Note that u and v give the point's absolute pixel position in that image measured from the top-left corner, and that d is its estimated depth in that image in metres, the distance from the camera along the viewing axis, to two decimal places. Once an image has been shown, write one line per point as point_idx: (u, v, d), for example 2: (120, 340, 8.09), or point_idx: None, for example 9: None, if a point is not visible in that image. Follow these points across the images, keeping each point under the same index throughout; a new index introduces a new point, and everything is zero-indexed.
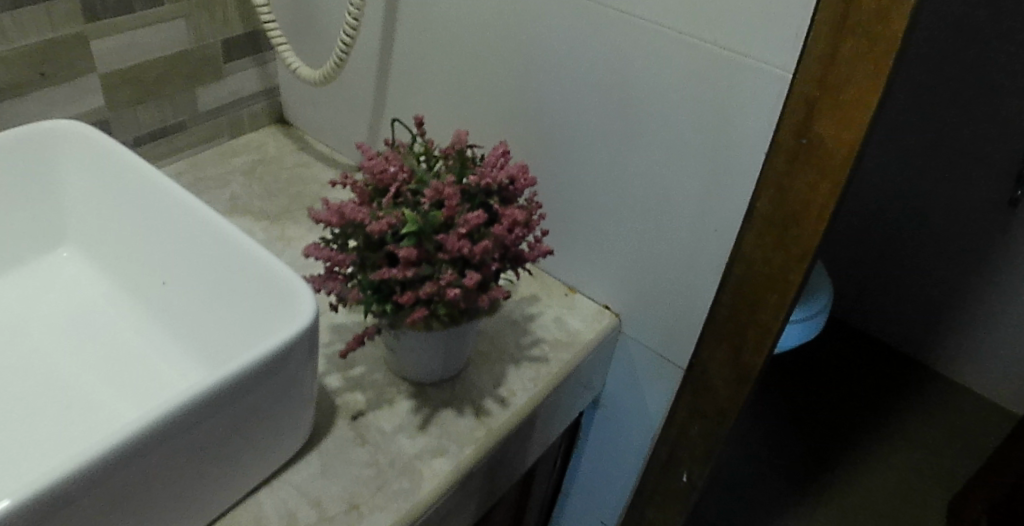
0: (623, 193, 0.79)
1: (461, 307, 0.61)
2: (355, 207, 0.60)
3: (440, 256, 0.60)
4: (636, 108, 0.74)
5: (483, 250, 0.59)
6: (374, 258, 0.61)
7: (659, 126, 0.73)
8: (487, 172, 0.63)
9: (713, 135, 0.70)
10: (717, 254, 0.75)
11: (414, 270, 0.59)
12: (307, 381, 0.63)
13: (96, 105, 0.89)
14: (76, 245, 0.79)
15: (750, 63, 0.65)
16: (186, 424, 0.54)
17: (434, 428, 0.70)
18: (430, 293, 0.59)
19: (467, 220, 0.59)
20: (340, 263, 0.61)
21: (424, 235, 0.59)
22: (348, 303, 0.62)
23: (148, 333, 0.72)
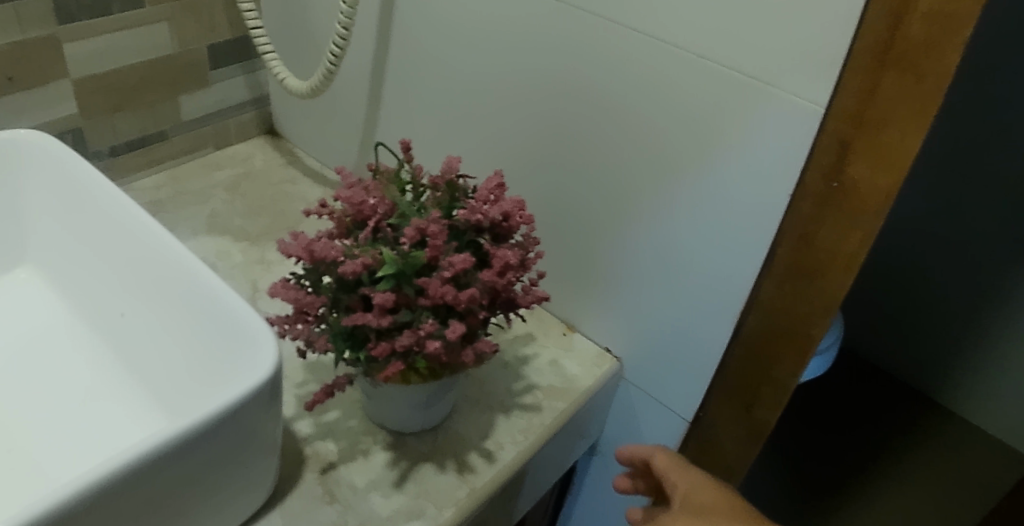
0: (630, 231, 0.73)
1: (443, 360, 0.55)
2: (327, 243, 0.54)
3: (421, 303, 0.54)
4: (647, 140, 0.67)
5: (469, 298, 0.53)
6: (348, 300, 0.55)
7: (673, 161, 0.67)
8: (478, 206, 0.57)
9: (729, 173, 0.64)
10: (731, 301, 0.69)
11: (390, 319, 0.53)
12: (270, 435, 0.57)
13: (68, 113, 0.83)
14: (36, 266, 0.73)
15: (774, 94, 0.59)
16: (124, 491, 0.47)
17: (411, 486, 0.64)
18: (408, 345, 0.53)
19: (453, 263, 0.53)
20: (310, 306, 0.55)
21: (403, 278, 0.53)
22: (316, 351, 0.55)
23: (104, 369, 0.66)
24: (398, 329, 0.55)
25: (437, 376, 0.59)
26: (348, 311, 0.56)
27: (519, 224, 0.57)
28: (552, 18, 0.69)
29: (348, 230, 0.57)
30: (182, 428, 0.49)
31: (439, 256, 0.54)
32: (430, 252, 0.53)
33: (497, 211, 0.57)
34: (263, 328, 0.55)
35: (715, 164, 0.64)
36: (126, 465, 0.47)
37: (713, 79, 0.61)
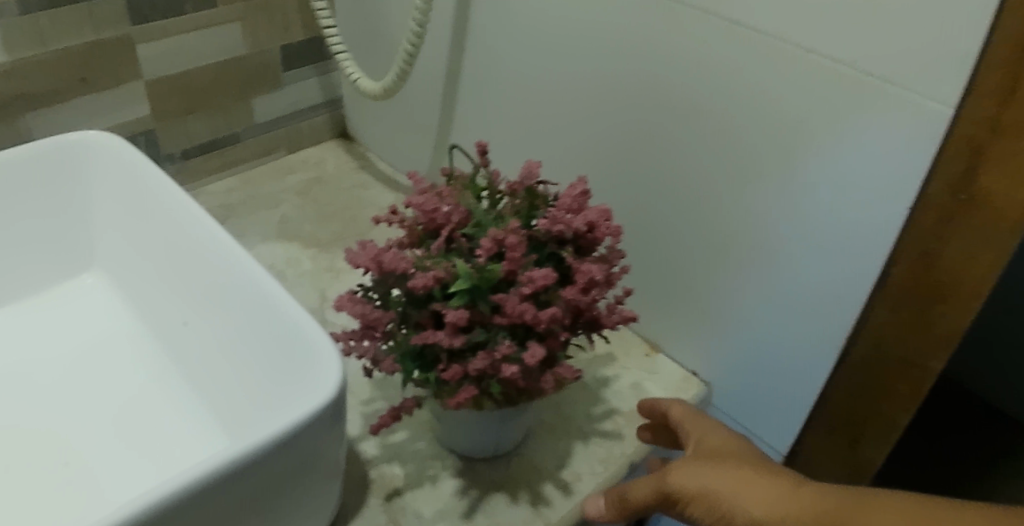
0: (723, 244, 0.66)
1: (519, 386, 0.50)
2: (397, 254, 0.49)
3: (497, 322, 0.49)
4: (745, 145, 0.61)
5: (551, 318, 0.47)
6: (418, 316, 0.50)
7: (773, 170, 0.60)
8: (561, 215, 0.51)
9: (840, 183, 0.57)
10: (839, 324, 0.62)
11: (463, 339, 0.48)
12: (334, 459, 0.53)
13: (141, 115, 0.82)
14: (103, 271, 0.71)
15: (895, 92, 0.51)
16: (176, 516, 0.44)
17: (482, 517, 0.59)
18: (483, 368, 0.48)
19: (533, 279, 0.48)
20: (377, 322, 0.51)
21: (478, 295, 0.49)
22: (383, 371, 0.51)
23: (165, 379, 0.64)
24: (471, 350, 0.50)
25: (513, 403, 0.54)
26: (417, 328, 0.51)
27: (604, 237, 0.52)
28: (640, 11, 0.63)
29: (420, 239, 0.52)
30: (239, 451, 0.45)
31: (517, 271, 0.49)
32: (508, 265, 0.48)
33: (581, 221, 0.51)
34: (326, 345, 0.51)
35: (825, 173, 0.57)
36: (179, 489, 0.43)
37: (823, 76, 0.54)
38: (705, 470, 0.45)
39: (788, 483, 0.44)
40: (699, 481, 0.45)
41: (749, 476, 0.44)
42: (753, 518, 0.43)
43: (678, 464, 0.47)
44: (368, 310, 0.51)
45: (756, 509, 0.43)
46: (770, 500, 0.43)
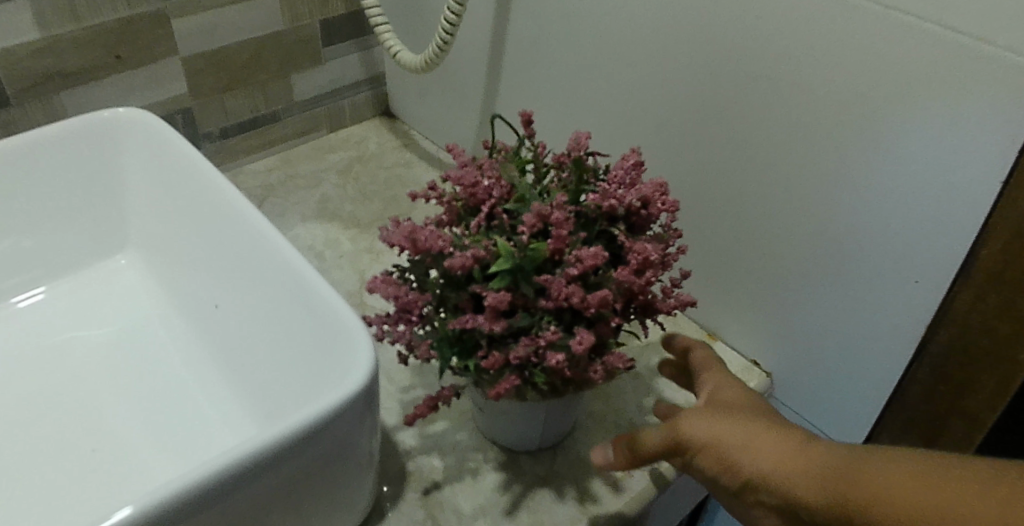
0: (789, 223, 0.61)
1: (565, 376, 0.46)
2: (433, 231, 0.46)
3: (541, 305, 0.45)
4: (817, 115, 0.55)
5: (600, 302, 0.43)
6: (457, 299, 0.46)
7: (847, 141, 0.54)
8: (612, 190, 0.47)
9: (923, 155, 0.51)
10: (919, 313, 0.56)
11: (504, 323, 0.44)
12: (366, 451, 0.50)
13: (178, 93, 0.80)
14: (136, 252, 0.70)
15: (990, 52, 0.46)
16: (197, 512, 0.41)
17: (524, 514, 0.55)
18: (526, 355, 0.44)
19: (581, 258, 0.44)
20: (413, 305, 0.47)
21: (521, 276, 0.44)
22: (418, 358, 0.47)
23: (194, 364, 0.62)
24: (513, 336, 0.46)
25: (559, 393, 0.50)
26: (455, 312, 0.47)
27: (660, 213, 0.47)
28: None
29: (459, 215, 0.49)
30: (263, 442, 0.42)
31: (563, 250, 0.45)
32: (554, 244, 0.44)
33: (634, 196, 0.47)
34: (359, 329, 0.48)
35: (907, 144, 0.51)
36: (198, 482, 0.40)
37: (910, 35, 0.49)
38: (719, 422, 0.42)
39: (798, 439, 0.40)
40: (707, 430, 0.42)
41: (761, 429, 0.41)
42: (755, 471, 0.40)
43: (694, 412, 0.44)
44: (403, 292, 0.47)
45: (763, 461, 0.40)
46: (779, 455, 0.39)
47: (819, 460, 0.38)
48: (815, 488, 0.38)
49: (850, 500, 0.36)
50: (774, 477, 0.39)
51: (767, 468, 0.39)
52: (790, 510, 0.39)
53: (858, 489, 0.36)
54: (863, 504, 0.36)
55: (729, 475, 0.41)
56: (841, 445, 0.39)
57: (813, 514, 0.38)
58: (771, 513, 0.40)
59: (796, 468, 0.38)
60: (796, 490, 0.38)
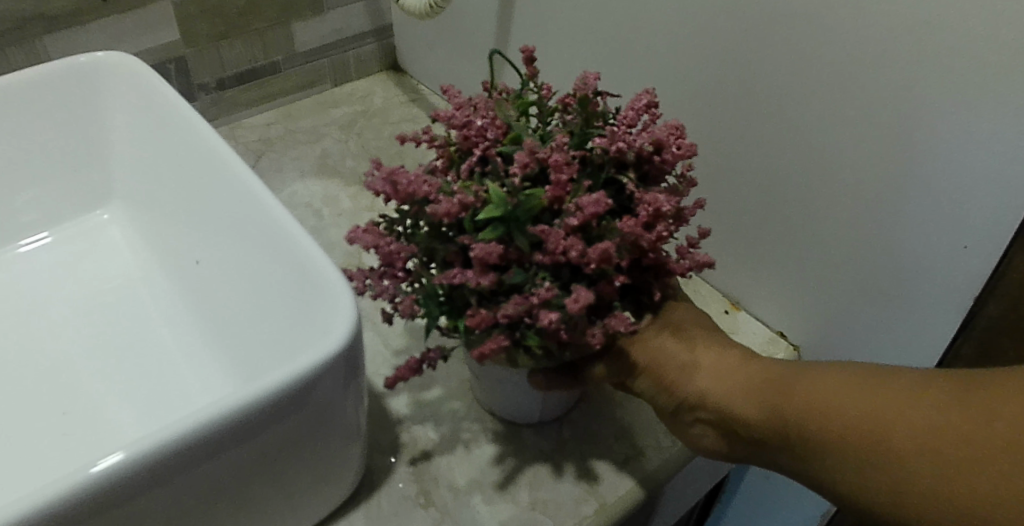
0: (823, 181, 0.55)
1: (562, 340, 0.41)
2: (418, 176, 0.41)
3: (536, 259, 0.40)
4: (859, 58, 0.49)
5: (602, 255, 0.38)
6: (445, 252, 0.42)
7: (895, 87, 0.48)
8: (621, 133, 0.41)
9: (979, 102, 0.45)
10: (966, 282, 0.50)
11: (493, 278, 0.40)
12: (352, 421, 0.45)
13: (171, 39, 0.75)
14: (121, 206, 0.66)
15: None
16: (156, 484, 0.37)
17: (524, 492, 0.51)
18: (517, 313, 0.40)
19: (581, 206, 0.39)
20: (397, 257, 0.43)
21: (515, 226, 0.40)
22: (401, 317, 0.42)
23: (176, 324, 0.58)
24: (504, 292, 0.41)
25: (557, 360, 0.45)
26: (444, 266, 0.43)
27: (675, 160, 0.42)
28: None
29: (450, 160, 0.44)
30: (230, 407, 0.38)
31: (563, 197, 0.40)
32: (552, 190, 0.40)
33: (645, 140, 0.42)
34: (343, 286, 0.43)
35: (961, 90, 0.45)
36: (158, 449, 0.36)
37: None
38: (677, 349, 0.45)
39: (739, 359, 0.44)
40: (654, 355, 0.45)
41: (713, 357, 0.44)
42: (696, 391, 0.44)
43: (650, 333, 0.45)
44: (385, 243, 0.42)
45: (709, 383, 0.43)
46: (725, 378, 0.43)
47: (758, 379, 0.42)
48: (755, 404, 0.42)
49: (779, 410, 0.41)
50: (717, 396, 0.43)
51: (713, 387, 0.43)
52: (728, 426, 0.43)
53: (789, 400, 0.41)
54: (791, 414, 0.40)
55: (674, 395, 0.44)
56: (779, 365, 0.43)
57: (748, 427, 0.42)
58: (707, 430, 0.44)
59: (738, 388, 0.43)
60: (735, 407, 0.42)
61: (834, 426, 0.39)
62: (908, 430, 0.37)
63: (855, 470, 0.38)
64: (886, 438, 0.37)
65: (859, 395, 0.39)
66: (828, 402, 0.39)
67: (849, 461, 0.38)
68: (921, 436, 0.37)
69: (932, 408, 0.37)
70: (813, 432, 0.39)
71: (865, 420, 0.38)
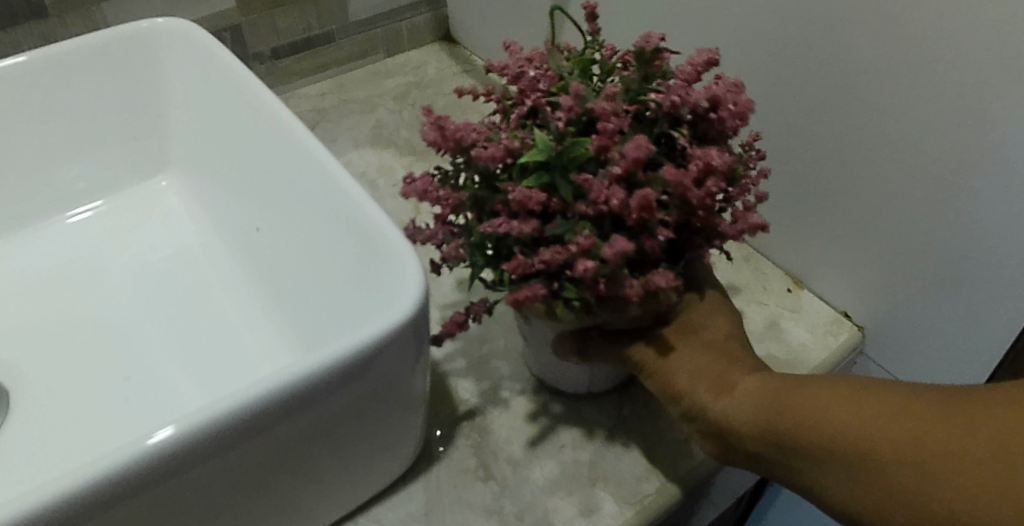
0: (895, 156, 0.52)
1: (602, 295, 0.40)
2: (468, 124, 0.41)
3: (579, 209, 0.39)
4: (938, 26, 0.46)
5: (643, 203, 0.37)
6: (492, 202, 0.41)
7: (977, 56, 0.45)
8: (677, 87, 0.40)
9: None
10: None
11: (535, 225, 0.39)
12: (414, 392, 0.45)
13: (226, 7, 0.75)
14: (178, 174, 0.66)
15: None
16: (224, 447, 0.37)
17: (583, 469, 0.50)
18: (554, 262, 0.39)
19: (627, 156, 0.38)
20: (445, 204, 0.42)
21: (559, 174, 0.39)
22: (448, 264, 0.42)
23: (235, 292, 0.59)
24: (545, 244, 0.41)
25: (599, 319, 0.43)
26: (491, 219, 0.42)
27: (734, 119, 0.40)
28: None
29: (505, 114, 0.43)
30: (296, 375, 0.37)
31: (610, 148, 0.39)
32: (599, 139, 0.39)
33: (702, 96, 0.40)
34: (408, 254, 0.42)
35: None
36: (225, 415, 0.36)
37: None
38: (690, 357, 0.45)
39: (739, 370, 0.44)
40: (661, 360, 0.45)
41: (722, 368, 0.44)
42: (695, 404, 0.44)
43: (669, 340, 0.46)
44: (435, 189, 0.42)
45: (705, 392, 0.44)
46: (722, 389, 0.44)
47: (760, 388, 0.43)
48: (751, 414, 0.42)
49: (772, 422, 0.41)
50: (714, 405, 0.43)
51: (715, 398, 0.44)
52: (725, 436, 0.43)
53: (783, 411, 0.41)
54: (784, 426, 0.41)
55: (679, 402, 0.45)
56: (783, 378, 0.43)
57: (745, 440, 0.42)
58: (707, 440, 0.45)
59: (739, 397, 0.43)
60: (733, 418, 0.43)
61: (823, 436, 0.39)
62: (889, 437, 0.37)
63: (840, 480, 0.38)
64: (872, 450, 0.37)
65: (846, 409, 0.39)
66: (820, 413, 0.40)
67: (837, 471, 0.39)
68: (904, 444, 0.37)
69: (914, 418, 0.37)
70: (806, 443, 0.40)
71: (851, 433, 0.38)
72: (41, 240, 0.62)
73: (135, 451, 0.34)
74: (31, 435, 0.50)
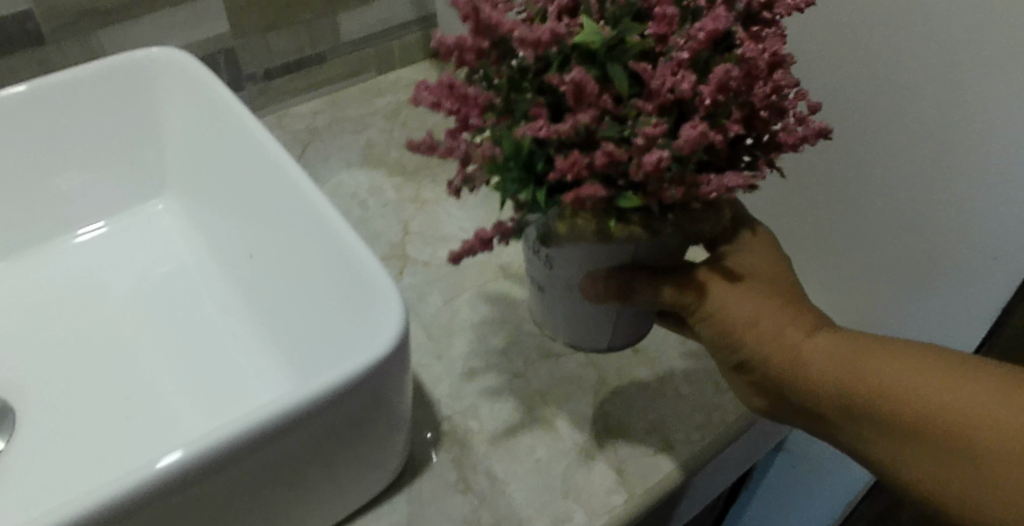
0: (855, 183, 0.56)
1: (666, 198, 0.40)
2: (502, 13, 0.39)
3: (638, 103, 0.39)
4: (888, 70, 0.51)
5: (720, 83, 0.38)
6: (530, 104, 0.41)
7: (924, 98, 0.50)
8: None
9: (1005, 116, 0.46)
10: (991, 294, 0.52)
11: (593, 114, 0.39)
12: (397, 414, 0.48)
13: (220, 31, 0.78)
14: (174, 197, 0.70)
15: None
16: (219, 473, 0.40)
17: (557, 481, 0.54)
18: (617, 158, 0.39)
19: (693, 41, 0.38)
20: (474, 104, 0.40)
21: (610, 63, 0.39)
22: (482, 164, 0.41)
23: (232, 314, 0.62)
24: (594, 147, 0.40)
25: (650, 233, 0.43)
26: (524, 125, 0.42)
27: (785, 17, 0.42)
28: None
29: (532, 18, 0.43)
30: (285, 405, 0.41)
31: (668, 35, 0.39)
32: (655, 27, 0.39)
33: None
34: (390, 288, 0.46)
35: (986, 110, 0.47)
36: (218, 443, 0.39)
37: None
38: (749, 301, 0.45)
39: (808, 324, 0.44)
40: (722, 304, 0.45)
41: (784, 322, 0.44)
42: (757, 354, 0.44)
43: (720, 287, 0.46)
44: (460, 88, 0.40)
45: (770, 343, 0.44)
46: (791, 339, 0.43)
47: (831, 350, 0.42)
48: (823, 369, 0.42)
49: (846, 385, 0.41)
50: (781, 356, 0.43)
51: (781, 351, 0.43)
52: (787, 391, 0.44)
53: (856, 368, 0.41)
54: (855, 386, 0.41)
55: (733, 352, 0.46)
56: (850, 336, 0.43)
57: (808, 397, 0.43)
58: (761, 392, 0.46)
59: (807, 362, 0.43)
60: (806, 369, 0.43)
61: (896, 401, 0.39)
62: (967, 407, 0.38)
63: (909, 456, 0.39)
64: (948, 426, 0.38)
65: (924, 376, 0.39)
66: (895, 375, 0.40)
67: (907, 440, 0.39)
68: (986, 419, 0.37)
69: (995, 391, 0.37)
70: (875, 403, 0.40)
71: (927, 401, 0.39)
72: (44, 261, 0.66)
73: (135, 478, 0.37)
74: (38, 454, 0.54)
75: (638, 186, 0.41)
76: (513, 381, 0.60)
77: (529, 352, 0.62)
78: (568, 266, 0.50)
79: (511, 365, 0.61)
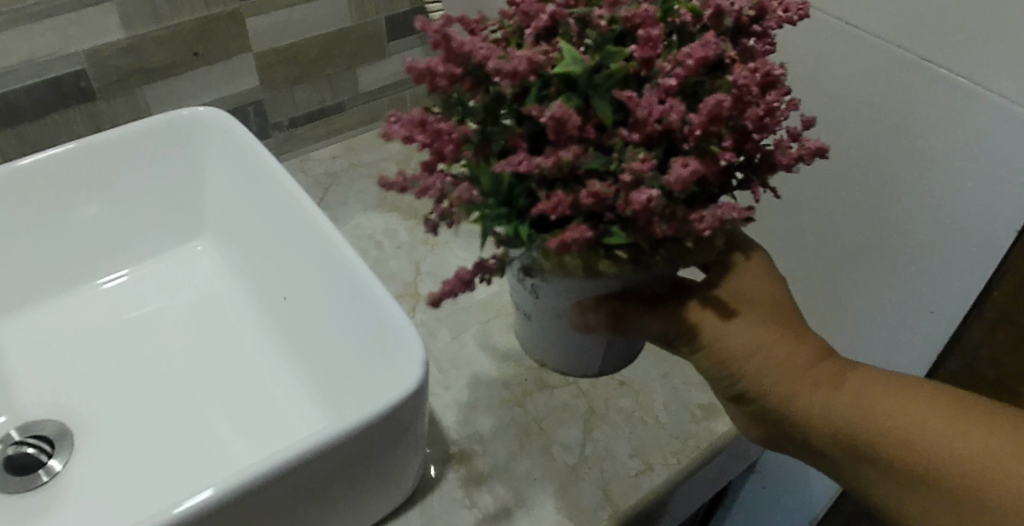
0: (823, 228, 0.66)
1: (656, 234, 0.45)
2: (476, 43, 0.43)
3: (624, 133, 0.43)
4: (847, 142, 0.61)
5: (712, 112, 0.41)
6: (512, 136, 0.45)
7: (876, 170, 0.60)
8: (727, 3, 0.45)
9: (940, 191, 0.56)
10: (932, 336, 0.62)
11: (574, 150, 0.43)
12: (415, 439, 0.56)
13: (252, 86, 0.87)
14: (212, 239, 0.78)
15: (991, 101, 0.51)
16: (269, 492, 0.48)
17: (552, 497, 0.62)
18: (602, 196, 0.43)
19: (677, 72, 0.43)
20: (448, 139, 0.45)
21: (594, 93, 0.43)
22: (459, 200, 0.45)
23: (268, 352, 0.70)
24: (580, 179, 0.45)
25: (642, 264, 0.48)
26: (503, 154, 0.46)
27: (775, 29, 0.47)
28: None
29: (507, 40, 0.48)
30: (327, 435, 0.49)
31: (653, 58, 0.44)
32: (642, 49, 0.44)
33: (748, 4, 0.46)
34: (412, 333, 0.54)
35: (926, 187, 0.57)
36: (271, 465, 0.47)
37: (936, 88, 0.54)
38: (750, 331, 0.49)
39: (809, 357, 0.50)
40: (727, 346, 0.50)
41: (785, 357, 0.49)
42: (761, 391, 0.50)
43: (714, 324, 0.50)
44: (432, 124, 0.45)
45: (773, 380, 0.49)
46: (789, 377, 0.49)
47: (827, 390, 0.49)
48: (817, 406, 0.49)
49: (839, 425, 0.48)
50: (782, 395, 0.49)
51: (780, 390, 0.49)
52: (782, 422, 0.50)
53: (846, 408, 0.48)
54: (845, 425, 0.48)
55: (734, 383, 0.51)
56: (841, 375, 0.49)
57: (804, 430, 0.49)
58: (755, 418, 0.52)
59: (801, 397, 0.49)
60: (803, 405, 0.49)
61: (885, 442, 0.47)
62: (941, 448, 0.46)
63: (890, 488, 0.47)
64: (927, 467, 0.46)
65: (908, 418, 0.47)
66: (882, 416, 0.47)
67: (891, 475, 0.47)
68: (958, 459, 0.45)
69: (965, 436, 0.45)
70: (864, 440, 0.47)
71: (910, 445, 0.46)
72: (95, 296, 0.74)
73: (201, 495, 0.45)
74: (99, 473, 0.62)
75: (626, 222, 0.46)
76: (513, 410, 0.67)
77: (527, 384, 0.69)
78: (555, 296, 0.56)
79: (511, 395, 0.68)
